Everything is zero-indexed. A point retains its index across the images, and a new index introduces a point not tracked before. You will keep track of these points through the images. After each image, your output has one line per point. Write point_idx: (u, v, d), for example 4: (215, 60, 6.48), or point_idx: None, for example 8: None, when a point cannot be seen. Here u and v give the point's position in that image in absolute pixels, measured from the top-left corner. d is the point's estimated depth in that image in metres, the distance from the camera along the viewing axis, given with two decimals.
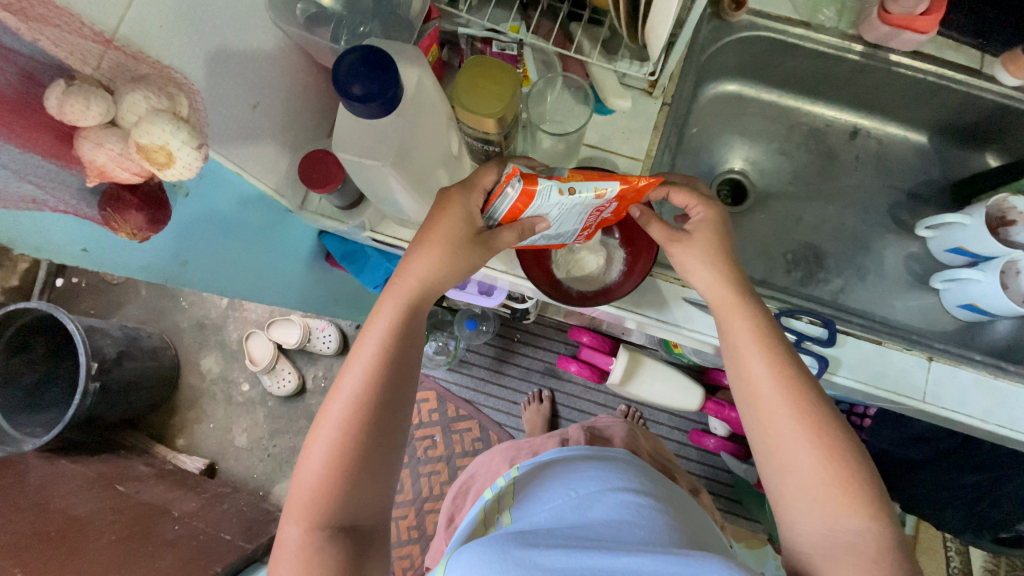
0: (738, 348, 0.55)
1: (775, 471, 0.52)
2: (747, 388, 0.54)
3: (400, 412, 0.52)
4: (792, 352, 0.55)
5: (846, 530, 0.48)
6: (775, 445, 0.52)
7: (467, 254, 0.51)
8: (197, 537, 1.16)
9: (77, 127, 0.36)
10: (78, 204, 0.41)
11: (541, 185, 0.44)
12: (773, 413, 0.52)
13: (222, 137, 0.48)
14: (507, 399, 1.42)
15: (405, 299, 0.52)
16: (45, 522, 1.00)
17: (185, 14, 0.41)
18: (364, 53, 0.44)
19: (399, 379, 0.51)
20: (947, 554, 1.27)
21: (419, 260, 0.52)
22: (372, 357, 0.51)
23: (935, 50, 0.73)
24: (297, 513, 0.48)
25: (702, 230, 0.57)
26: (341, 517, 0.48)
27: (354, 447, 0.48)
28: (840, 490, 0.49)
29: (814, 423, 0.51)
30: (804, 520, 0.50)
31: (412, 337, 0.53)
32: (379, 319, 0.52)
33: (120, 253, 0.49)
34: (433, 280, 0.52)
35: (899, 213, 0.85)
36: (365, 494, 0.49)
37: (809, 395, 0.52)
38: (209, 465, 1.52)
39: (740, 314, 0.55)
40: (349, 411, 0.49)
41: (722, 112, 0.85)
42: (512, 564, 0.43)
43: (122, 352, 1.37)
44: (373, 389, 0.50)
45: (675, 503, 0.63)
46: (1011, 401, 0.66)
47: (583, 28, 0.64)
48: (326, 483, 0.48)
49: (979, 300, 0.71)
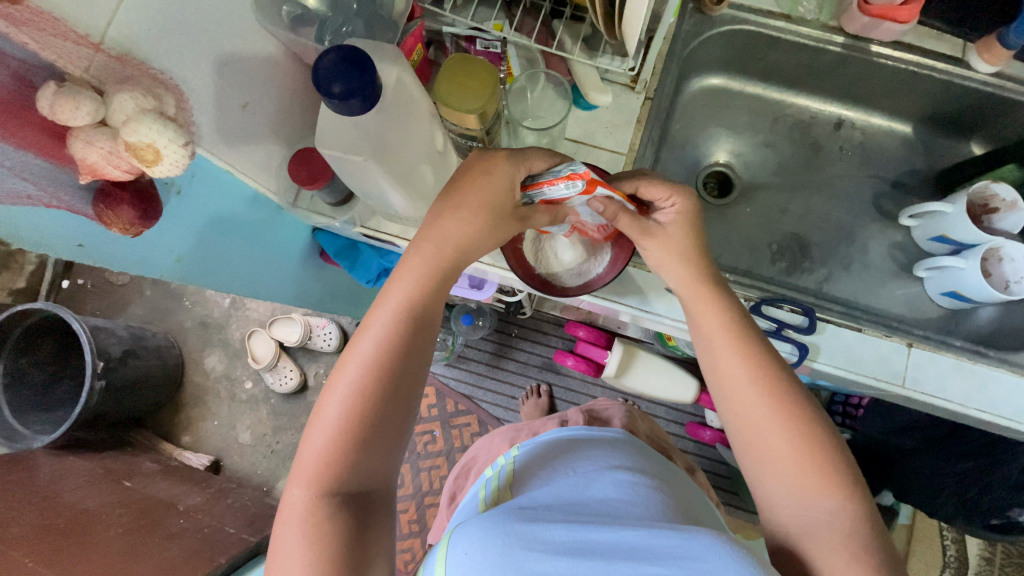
0: (710, 338, 0.57)
1: (751, 455, 0.53)
2: (720, 377, 0.56)
3: (415, 387, 0.51)
4: (763, 338, 0.56)
5: (819, 512, 0.49)
6: (750, 429, 0.53)
7: (482, 232, 0.53)
8: (201, 530, 1.19)
9: (69, 128, 0.38)
10: (72, 201, 0.43)
11: (598, 191, 0.51)
12: (747, 400, 0.53)
13: (212, 136, 0.49)
14: (505, 393, 1.43)
15: (427, 271, 0.53)
16: (54, 515, 1.02)
17: (172, 17, 0.43)
18: (343, 52, 0.45)
19: (413, 352, 0.51)
20: (944, 543, 1.27)
21: (440, 233, 0.53)
22: (385, 331, 0.51)
23: (915, 39, 0.74)
24: (303, 477, 0.47)
25: (680, 221, 0.58)
26: (349, 485, 0.48)
27: (363, 418, 0.48)
28: (813, 471, 0.50)
29: (787, 406, 0.52)
30: (780, 502, 0.51)
31: (431, 314, 0.53)
32: (395, 292, 0.53)
33: (118, 247, 0.50)
34: (447, 258, 0.53)
35: (883, 203, 0.86)
36: (376, 466, 0.49)
37: (780, 383, 0.53)
38: (214, 462, 1.55)
39: (710, 304, 0.57)
40: (362, 382, 0.49)
41: (707, 105, 0.87)
42: (512, 540, 0.44)
43: (127, 351, 1.40)
44: (387, 360, 0.50)
45: (669, 481, 0.65)
46: (991, 385, 0.67)
47: (565, 24, 0.65)
48: (335, 450, 0.47)
49: (962, 288, 0.71)
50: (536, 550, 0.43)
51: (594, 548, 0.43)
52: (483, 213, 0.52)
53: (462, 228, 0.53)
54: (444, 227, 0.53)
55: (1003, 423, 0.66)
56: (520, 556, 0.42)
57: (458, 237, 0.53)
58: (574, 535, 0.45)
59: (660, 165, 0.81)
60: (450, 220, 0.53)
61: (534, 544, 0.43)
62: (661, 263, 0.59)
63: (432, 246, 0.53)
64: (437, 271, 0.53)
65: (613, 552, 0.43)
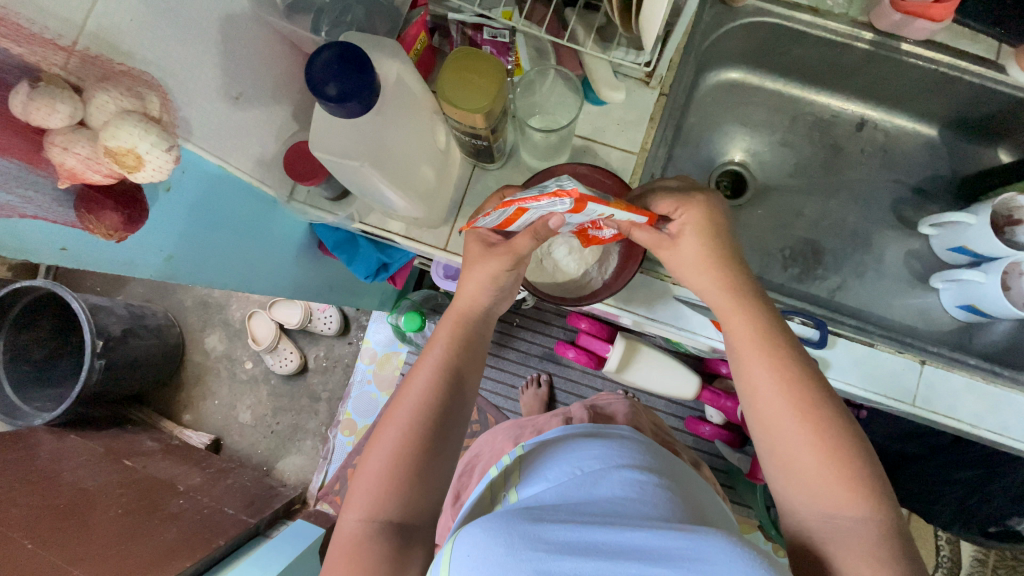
0: (736, 343, 0.54)
1: (776, 463, 0.51)
2: (745, 383, 0.54)
3: (456, 423, 0.56)
4: (795, 346, 0.54)
5: (847, 521, 0.48)
6: (775, 437, 0.51)
7: (506, 275, 0.57)
8: (201, 511, 1.19)
9: (45, 130, 0.36)
10: (53, 207, 0.40)
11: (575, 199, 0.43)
12: (771, 409, 0.51)
13: (202, 131, 0.46)
14: (505, 382, 1.42)
15: (456, 323, 0.59)
16: (55, 495, 1.03)
17: (156, 6, 0.40)
18: (340, 50, 0.42)
19: (456, 391, 0.57)
20: (937, 544, 1.28)
21: (471, 286, 0.58)
22: (432, 375, 0.56)
23: (949, 39, 0.70)
24: (353, 503, 0.52)
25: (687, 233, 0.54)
26: (392, 514, 0.51)
27: (410, 450, 0.52)
28: (840, 481, 0.48)
29: (815, 417, 0.50)
30: (803, 507, 0.50)
31: (465, 354, 0.58)
32: (439, 342, 0.59)
33: (104, 249, 0.47)
34: (482, 301, 0.59)
35: (902, 209, 0.83)
36: (417, 495, 0.52)
37: (808, 393, 0.51)
38: (215, 440, 1.56)
39: (739, 311, 0.54)
40: (411, 417, 0.54)
41: (725, 101, 0.83)
42: (516, 538, 0.40)
43: (126, 330, 1.38)
44: (431, 398, 0.55)
45: (676, 475, 0.62)
46: (1003, 407, 0.66)
47: (578, 14, 0.62)
48: (380, 480, 0.51)
49: (979, 302, 0.69)
50: (541, 550, 0.39)
51: (598, 548, 0.39)
52: (485, 252, 0.56)
53: (482, 283, 0.57)
54: (472, 281, 0.58)
55: (1014, 445, 0.65)
56: (524, 554, 0.38)
57: (485, 287, 0.58)
58: (579, 535, 0.40)
59: (672, 164, 0.78)
60: (468, 274, 0.58)
61: (539, 542, 0.39)
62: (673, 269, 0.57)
63: (464, 299, 0.59)
64: (469, 321, 0.60)
65: (616, 552, 0.39)
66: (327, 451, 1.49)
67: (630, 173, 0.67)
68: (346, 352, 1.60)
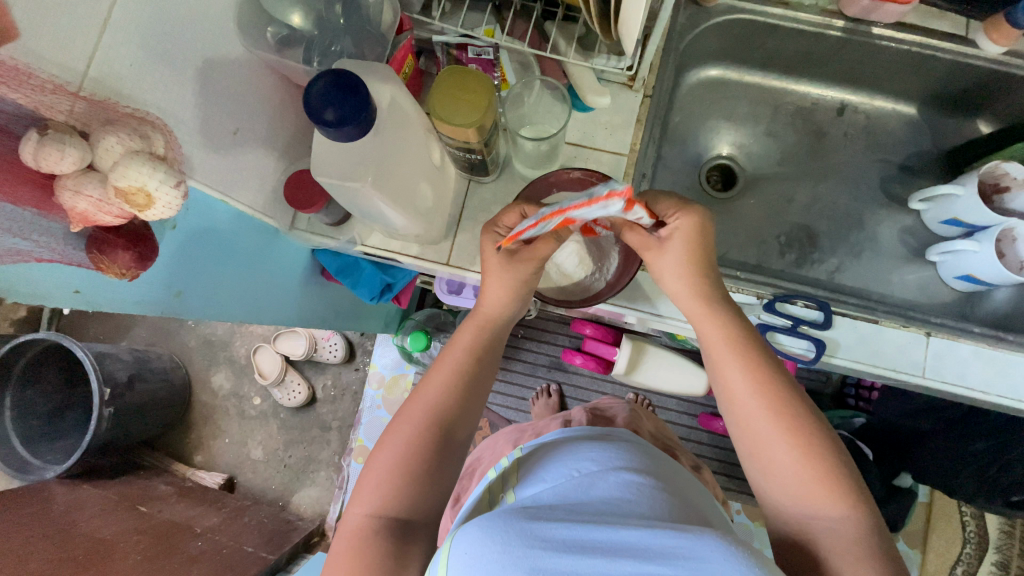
0: (710, 348, 0.55)
1: (757, 465, 0.52)
2: (722, 385, 0.54)
3: (466, 427, 0.57)
4: (767, 347, 0.55)
5: (825, 520, 0.48)
6: (754, 438, 0.51)
7: (527, 281, 0.58)
8: (221, 551, 1.18)
9: (55, 176, 0.37)
10: (66, 250, 0.42)
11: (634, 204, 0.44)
12: (748, 411, 0.52)
13: (204, 168, 0.48)
14: (515, 395, 1.42)
15: (477, 331, 0.60)
16: (71, 547, 1.01)
17: (153, 50, 0.41)
18: (335, 77, 0.43)
19: (473, 395, 0.57)
20: (963, 520, 1.27)
21: (492, 295, 0.58)
22: (446, 379, 0.57)
23: (917, 19, 0.72)
24: (360, 498, 0.52)
25: (674, 240, 0.54)
26: (398, 511, 0.51)
27: (418, 451, 0.53)
28: (819, 481, 0.48)
29: (791, 419, 0.50)
30: (784, 507, 0.50)
31: (481, 363, 0.59)
32: (457, 347, 0.59)
33: (117, 288, 0.48)
34: (500, 308, 0.59)
35: (891, 187, 0.84)
36: (420, 497, 0.52)
37: (784, 393, 0.51)
38: (228, 480, 1.54)
39: (710, 317, 0.55)
40: (423, 420, 0.55)
41: (706, 98, 0.85)
42: (513, 536, 0.39)
43: (133, 375, 1.38)
44: (446, 403, 0.55)
45: (673, 476, 0.62)
46: (1010, 371, 0.66)
47: (557, 26, 0.64)
48: (388, 478, 0.52)
49: (976, 271, 0.70)
50: (538, 548, 0.38)
51: (595, 545, 0.39)
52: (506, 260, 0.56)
53: (510, 287, 0.57)
54: (493, 288, 0.58)
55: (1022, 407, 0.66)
56: (521, 551, 0.38)
57: (505, 295, 0.58)
58: (576, 532, 0.40)
59: (662, 162, 0.80)
60: (494, 280, 0.57)
61: (535, 540, 0.39)
62: (661, 274, 0.57)
63: (484, 308, 0.59)
64: (488, 329, 0.60)
65: (614, 550, 0.38)
66: (342, 480, 1.48)
67: (622, 174, 0.69)
68: (353, 378, 1.60)
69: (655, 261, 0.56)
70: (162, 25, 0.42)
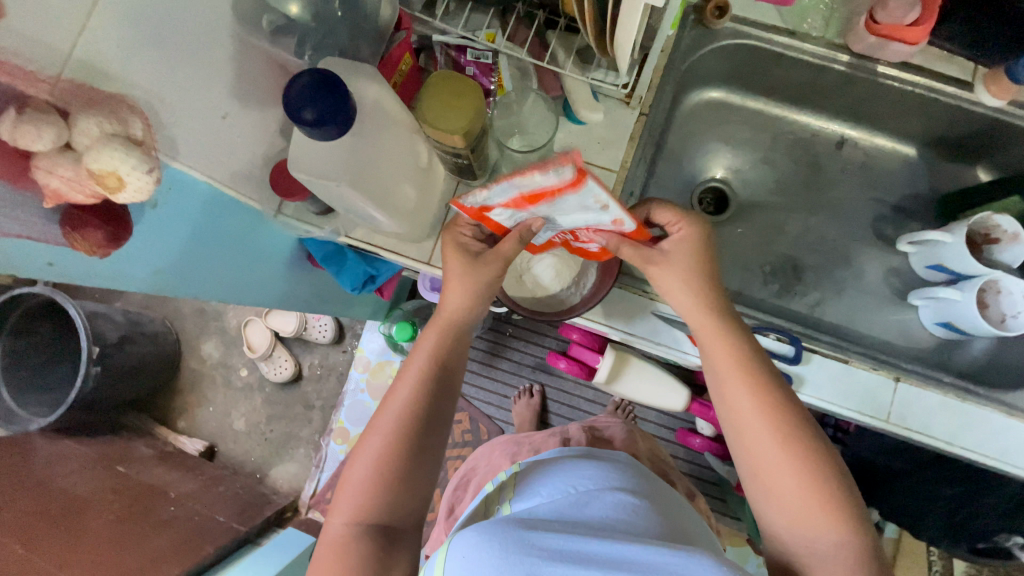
0: (717, 367, 0.56)
1: (759, 489, 0.52)
2: (726, 405, 0.54)
3: (439, 429, 0.57)
4: (770, 368, 0.55)
5: (825, 545, 0.48)
6: (755, 459, 0.52)
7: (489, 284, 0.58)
8: (192, 518, 1.20)
9: (31, 154, 0.38)
10: (37, 224, 0.42)
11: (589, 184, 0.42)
12: (751, 432, 0.52)
13: (187, 150, 0.48)
14: (497, 392, 1.43)
15: (439, 334, 0.59)
16: (46, 500, 1.03)
17: (142, 34, 0.42)
18: (317, 76, 0.44)
19: (440, 399, 0.58)
20: (929, 559, 1.28)
21: (452, 298, 0.58)
22: (413, 384, 0.57)
23: (923, 61, 0.71)
24: (338, 507, 0.53)
25: (681, 250, 0.56)
26: (376, 518, 0.52)
27: (394, 458, 0.54)
28: (820, 506, 0.49)
29: (793, 443, 0.51)
30: (784, 531, 0.50)
31: (450, 365, 0.59)
32: (422, 351, 0.59)
33: (93, 263, 0.48)
34: (462, 312, 0.59)
35: (883, 227, 0.84)
36: (398, 502, 0.53)
37: (787, 416, 0.52)
38: (209, 447, 1.57)
39: (718, 335, 0.56)
40: (399, 424, 0.55)
41: (707, 119, 0.85)
42: (509, 542, 0.40)
43: (123, 336, 1.40)
44: (416, 407, 0.56)
45: (661, 495, 0.62)
46: (975, 425, 0.66)
47: (558, 36, 0.64)
48: (366, 486, 0.53)
49: (957, 320, 0.70)
50: (534, 555, 0.39)
51: (582, 556, 0.40)
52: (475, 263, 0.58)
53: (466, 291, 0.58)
54: (453, 292, 0.58)
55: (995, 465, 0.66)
56: (519, 557, 0.39)
57: (464, 299, 0.58)
58: (564, 542, 0.41)
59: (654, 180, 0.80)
60: (452, 283, 0.58)
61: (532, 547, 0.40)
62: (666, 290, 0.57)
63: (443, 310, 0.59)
64: (450, 332, 0.60)
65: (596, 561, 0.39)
66: (318, 459, 1.52)
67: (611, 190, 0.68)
68: (340, 360, 1.61)
69: (660, 277, 0.57)
70: (153, 10, 0.42)
